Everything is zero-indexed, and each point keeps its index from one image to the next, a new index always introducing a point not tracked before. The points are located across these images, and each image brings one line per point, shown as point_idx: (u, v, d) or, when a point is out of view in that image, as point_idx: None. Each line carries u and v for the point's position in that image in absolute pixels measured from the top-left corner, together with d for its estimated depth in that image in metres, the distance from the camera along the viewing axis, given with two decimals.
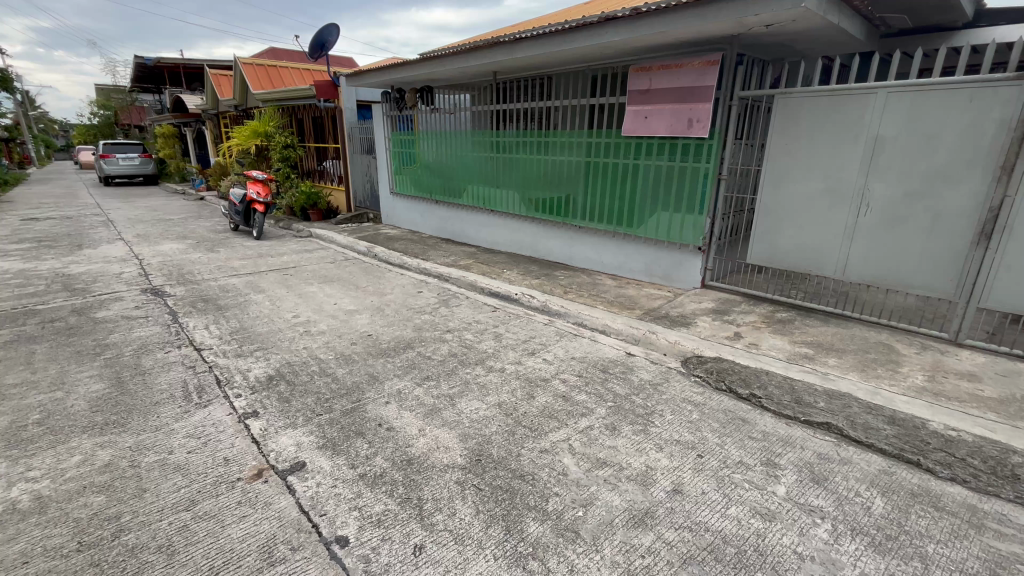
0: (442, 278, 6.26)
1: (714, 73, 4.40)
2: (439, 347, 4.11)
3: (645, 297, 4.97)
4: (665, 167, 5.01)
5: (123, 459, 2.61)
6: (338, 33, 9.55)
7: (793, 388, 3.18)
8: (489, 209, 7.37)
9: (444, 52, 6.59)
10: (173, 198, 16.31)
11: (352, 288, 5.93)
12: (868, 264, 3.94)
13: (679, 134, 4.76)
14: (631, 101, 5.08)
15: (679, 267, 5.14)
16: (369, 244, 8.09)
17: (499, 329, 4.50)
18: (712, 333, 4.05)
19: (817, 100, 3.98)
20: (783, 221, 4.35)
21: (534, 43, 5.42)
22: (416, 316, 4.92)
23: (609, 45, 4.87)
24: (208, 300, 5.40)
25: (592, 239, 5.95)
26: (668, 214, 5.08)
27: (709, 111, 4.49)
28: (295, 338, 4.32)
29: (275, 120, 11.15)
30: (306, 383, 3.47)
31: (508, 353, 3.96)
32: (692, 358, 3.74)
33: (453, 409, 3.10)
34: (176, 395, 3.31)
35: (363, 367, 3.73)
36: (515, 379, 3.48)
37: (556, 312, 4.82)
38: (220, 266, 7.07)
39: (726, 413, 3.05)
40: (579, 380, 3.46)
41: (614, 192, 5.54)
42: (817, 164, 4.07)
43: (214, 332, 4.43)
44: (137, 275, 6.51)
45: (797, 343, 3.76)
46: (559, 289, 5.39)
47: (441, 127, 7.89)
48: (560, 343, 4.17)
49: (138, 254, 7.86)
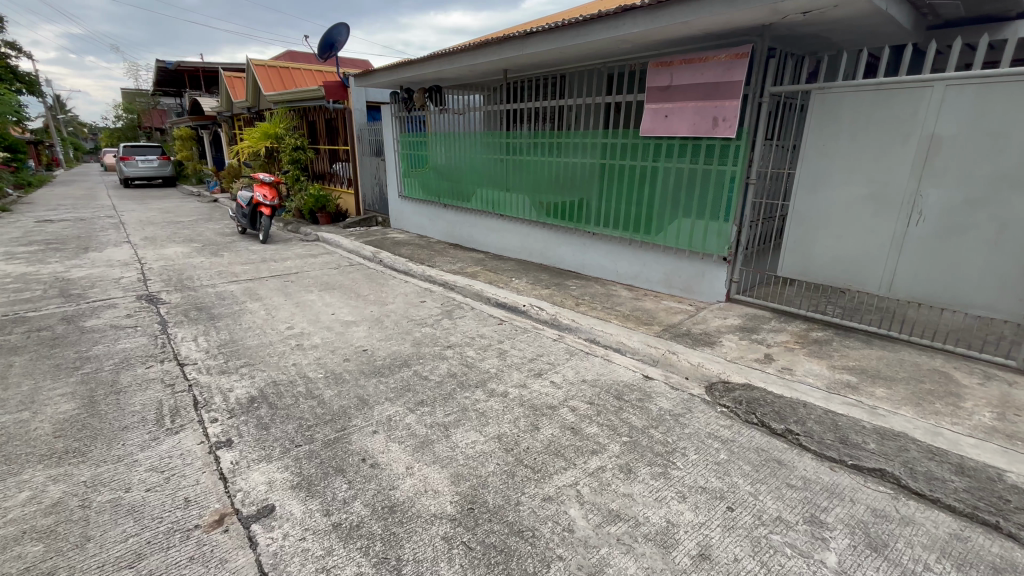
0: (447, 287, 5.95)
1: (743, 67, 3.98)
2: (437, 365, 3.78)
3: (663, 311, 4.57)
4: (686, 169, 4.61)
5: (74, 498, 2.33)
6: (347, 33, 9.34)
7: (837, 424, 2.77)
8: (498, 213, 7.03)
9: (452, 49, 6.27)
10: (187, 200, 16.35)
11: (353, 296, 5.64)
12: (920, 281, 3.50)
13: (703, 134, 4.35)
14: (650, 99, 4.69)
15: (701, 279, 4.74)
16: (375, 249, 7.83)
17: (503, 345, 4.15)
18: (740, 355, 3.64)
19: (860, 95, 3.54)
20: (819, 231, 3.92)
21: (545, 38, 5.07)
22: (417, 328, 4.60)
23: (628, 37, 4.49)
24: (201, 309, 5.16)
25: (607, 247, 5.57)
26: (690, 221, 4.68)
27: (737, 109, 4.08)
28: (285, 353, 4.03)
29: (285, 122, 11.00)
30: (289, 407, 3.17)
31: (512, 374, 3.60)
32: (717, 385, 3.34)
33: (447, 442, 2.76)
34: (146, 418, 3.03)
35: (353, 388, 3.40)
36: (518, 407, 3.12)
37: (566, 327, 4.45)
38: (221, 271, 6.87)
39: (759, 454, 2.65)
40: (590, 409, 3.09)
41: (631, 196, 5.16)
42: (860, 167, 3.64)
43: (201, 346, 4.16)
44: (135, 281, 6.32)
45: (838, 369, 3.34)
46: (571, 300, 5.02)
47: (449, 127, 7.58)
48: (570, 363, 3.80)
49: (142, 258, 7.72)
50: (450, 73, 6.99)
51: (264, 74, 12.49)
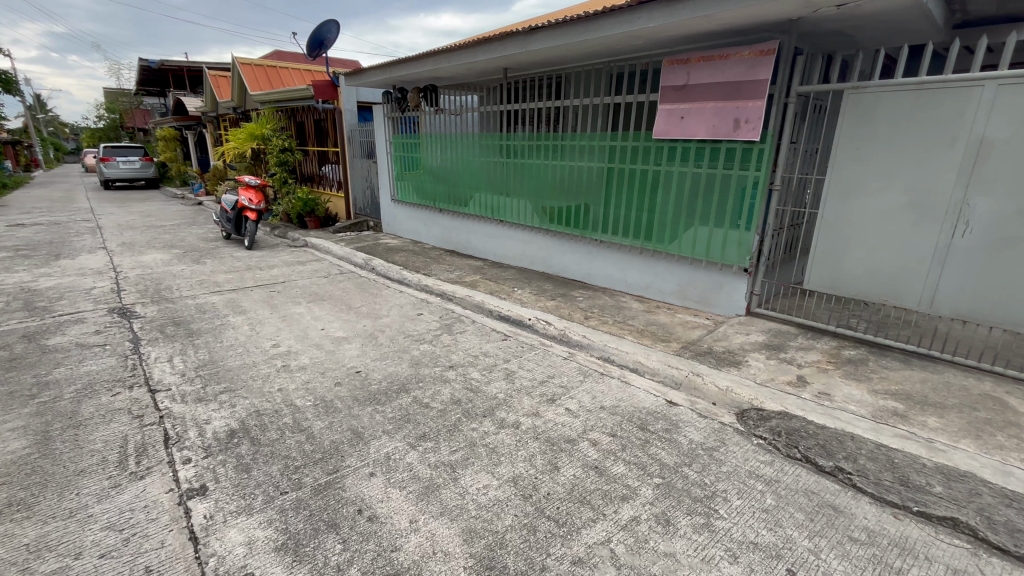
0: (445, 297, 5.60)
1: (770, 64, 3.69)
2: (440, 390, 3.42)
3: (680, 325, 4.27)
4: (704, 174, 4.31)
5: (11, 568, 1.94)
6: (337, 30, 8.96)
7: (893, 462, 2.47)
8: (498, 219, 6.69)
9: (449, 46, 5.93)
10: (170, 203, 15.77)
11: (344, 309, 5.26)
12: (964, 296, 3.27)
13: (724, 137, 4.06)
14: (664, 99, 4.39)
15: (718, 291, 4.45)
16: (367, 256, 7.45)
17: (510, 365, 3.81)
18: (770, 377, 3.34)
19: (900, 94, 3.28)
20: (850, 241, 3.66)
21: (551, 34, 4.75)
22: (414, 346, 4.24)
23: (642, 32, 4.18)
24: (179, 324, 4.75)
25: (615, 256, 5.27)
26: (708, 229, 4.38)
27: (762, 110, 3.80)
28: (269, 376, 3.65)
29: (272, 122, 10.57)
30: (273, 443, 2.80)
31: (523, 401, 3.26)
32: (750, 413, 3.03)
33: (455, 487, 2.42)
34: (107, 460, 2.63)
35: (346, 420, 3.04)
36: (533, 441, 2.79)
37: (577, 344, 4.13)
38: (202, 281, 6.44)
39: (810, 498, 2.34)
40: (613, 443, 2.77)
41: (642, 202, 4.85)
42: (898, 173, 3.39)
43: (177, 368, 3.76)
44: (108, 292, 5.87)
45: (880, 394, 3.05)
46: (580, 313, 4.70)
47: (445, 129, 7.23)
48: (586, 386, 3.47)
49: (117, 266, 7.25)
50: (446, 72, 6.64)
51: (250, 73, 12.02)
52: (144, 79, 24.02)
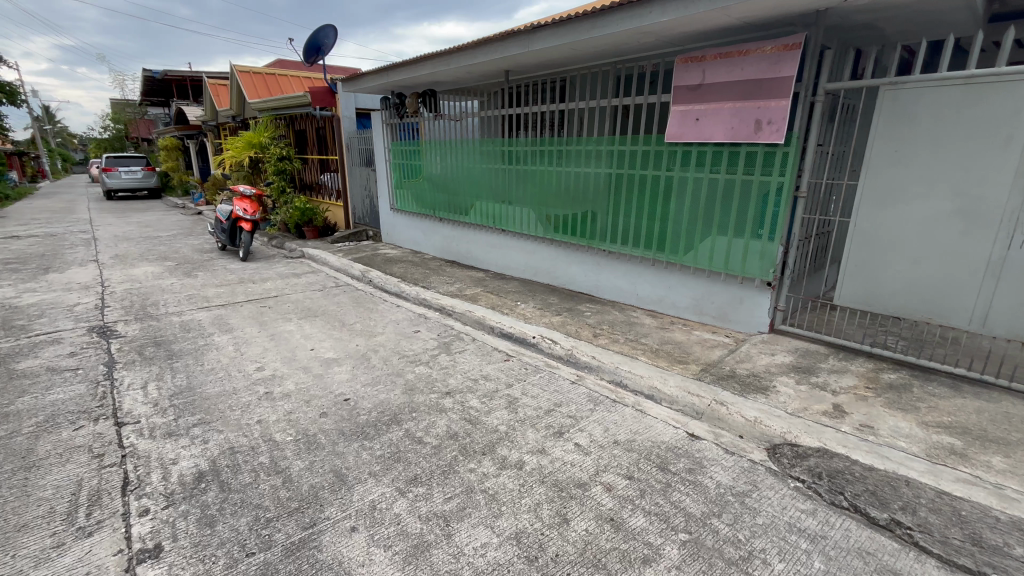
0: (443, 312, 5.28)
1: (794, 60, 3.37)
2: (434, 422, 3.08)
3: (697, 344, 3.93)
4: (722, 179, 3.99)
5: None
6: (334, 36, 8.72)
7: (960, 515, 2.12)
8: (500, 228, 6.38)
9: (448, 49, 5.66)
10: (170, 213, 15.59)
11: (337, 326, 4.95)
12: (1020, 313, 2.98)
13: (743, 140, 3.74)
14: (677, 100, 4.08)
15: (738, 306, 4.11)
16: (364, 267, 7.16)
17: (513, 391, 3.47)
18: (803, 407, 2.98)
19: (943, 90, 2.98)
20: (888, 253, 3.35)
21: (555, 32, 4.44)
22: (409, 368, 3.91)
23: (652, 29, 3.87)
24: (160, 345, 4.45)
25: (624, 267, 4.94)
26: (726, 239, 4.05)
27: (786, 110, 3.47)
28: (249, 406, 3.33)
29: (269, 130, 10.35)
30: (245, 489, 2.47)
31: (527, 435, 2.92)
32: (783, 450, 2.68)
33: (447, 546, 2.08)
34: (54, 512, 2.31)
35: (329, 459, 2.72)
36: (539, 486, 2.46)
37: (586, 366, 3.80)
38: (191, 296, 6.15)
39: (866, 560, 1.98)
40: (630, 488, 2.44)
41: (654, 210, 4.53)
42: (942, 177, 3.09)
43: (150, 396, 3.45)
44: (91, 309, 5.59)
45: (932, 428, 2.69)
46: (588, 330, 4.36)
47: (445, 135, 6.95)
48: (597, 416, 3.13)
49: (106, 280, 6.98)
50: (445, 76, 6.36)
51: (249, 81, 11.81)
52: (147, 89, 23.97)
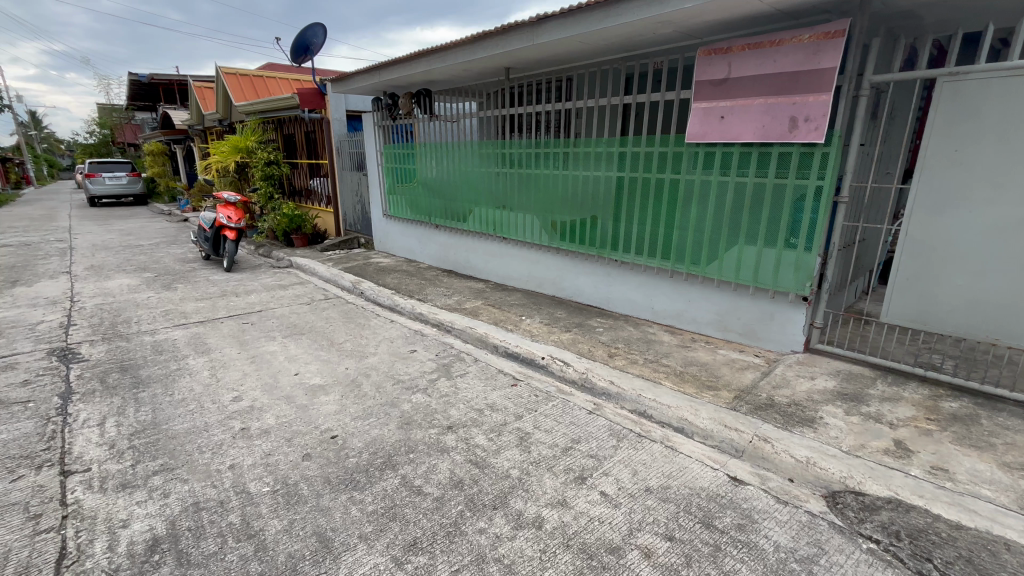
0: (441, 328, 4.86)
1: (837, 49, 3.01)
2: (435, 467, 2.66)
3: (726, 366, 3.55)
4: (751, 183, 3.62)
5: None
6: (323, 34, 8.30)
7: None
8: (501, 235, 5.99)
9: (444, 44, 5.24)
10: (155, 220, 15.04)
11: (325, 346, 4.51)
12: None
13: (776, 139, 3.37)
14: (699, 97, 3.72)
15: (768, 322, 3.74)
16: (355, 278, 6.72)
17: (524, 425, 3.06)
18: (860, 444, 2.59)
19: (1015, 82, 2.69)
20: (945, 266, 3.08)
21: (562, 23, 4.04)
22: (405, 397, 3.47)
23: (671, 18, 3.49)
24: (126, 370, 3.99)
25: (638, 278, 4.55)
26: (755, 249, 3.68)
27: (826, 106, 3.11)
28: (221, 447, 2.89)
29: (257, 134, 9.91)
30: (207, 562, 2.04)
31: (544, 482, 2.51)
32: (846, 500, 2.29)
33: None
34: None
35: (311, 517, 2.29)
36: (563, 553, 2.05)
37: (603, 392, 3.40)
38: (168, 311, 5.68)
39: None
40: (673, 555, 2.03)
41: (671, 217, 4.15)
42: (1011, 183, 2.79)
43: (105, 436, 3.00)
44: (55, 328, 5.11)
45: (1017, 472, 2.32)
46: (602, 350, 3.95)
47: (440, 137, 6.53)
48: (621, 456, 2.73)
49: (76, 294, 6.49)
50: (440, 75, 5.96)
51: (235, 84, 11.36)
52: (133, 93, 23.31)
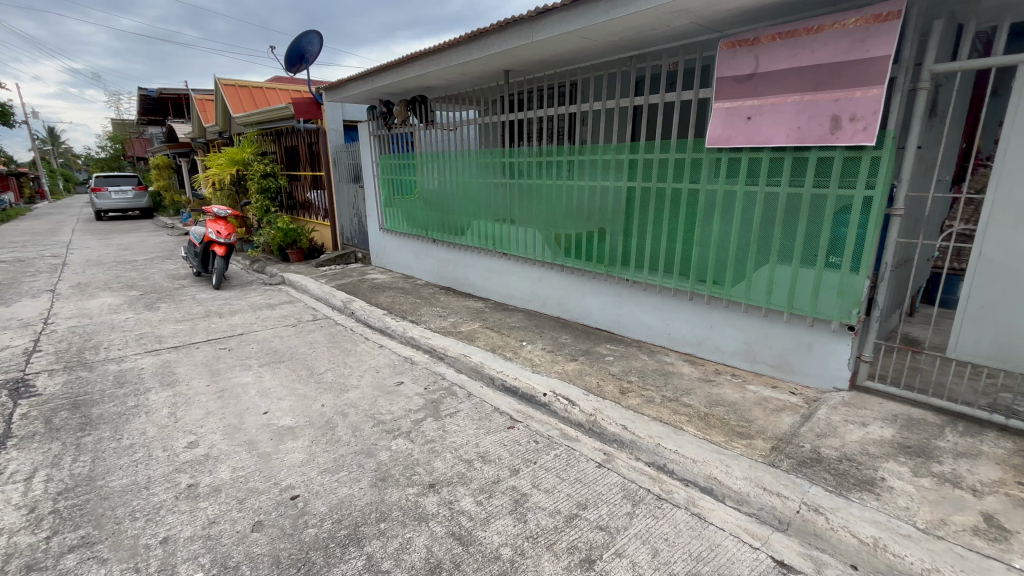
0: (433, 355, 4.39)
1: (891, 34, 2.54)
2: (409, 543, 2.17)
3: (758, 407, 3.03)
4: (784, 193, 3.13)
5: None
6: (318, 42, 7.99)
7: None
8: (501, 250, 5.53)
9: (438, 46, 4.85)
10: (155, 234, 14.81)
11: (303, 377, 4.05)
12: None
13: (814, 142, 2.89)
14: (721, 96, 3.27)
15: (806, 354, 3.22)
16: (347, 296, 6.28)
17: (520, 483, 2.57)
18: (939, 519, 2.06)
19: None
20: None
21: (565, 16, 3.60)
22: (384, 444, 2.99)
23: (689, 6, 3.02)
24: (78, 408, 3.56)
25: (652, 299, 4.06)
26: (791, 269, 3.19)
27: (877, 101, 2.63)
28: (158, 512, 2.42)
29: (253, 145, 9.61)
30: None
31: (541, 569, 2.01)
32: None
33: None
34: None
35: None
36: None
37: (614, 439, 2.90)
38: (142, 335, 5.26)
39: None
40: None
41: (690, 231, 3.67)
42: None
43: (28, 496, 2.55)
44: (18, 355, 4.72)
45: None
46: (613, 385, 3.44)
47: (437, 147, 6.13)
48: (637, 528, 2.23)
49: (52, 315, 6.11)
50: (436, 79, 5.56)
51: (233, 95, 11.15)
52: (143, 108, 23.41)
